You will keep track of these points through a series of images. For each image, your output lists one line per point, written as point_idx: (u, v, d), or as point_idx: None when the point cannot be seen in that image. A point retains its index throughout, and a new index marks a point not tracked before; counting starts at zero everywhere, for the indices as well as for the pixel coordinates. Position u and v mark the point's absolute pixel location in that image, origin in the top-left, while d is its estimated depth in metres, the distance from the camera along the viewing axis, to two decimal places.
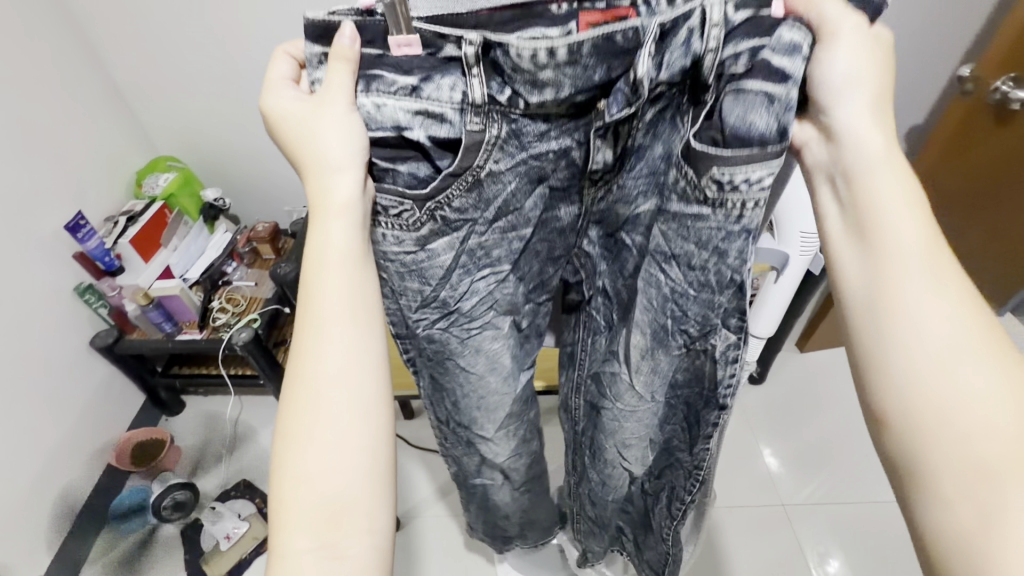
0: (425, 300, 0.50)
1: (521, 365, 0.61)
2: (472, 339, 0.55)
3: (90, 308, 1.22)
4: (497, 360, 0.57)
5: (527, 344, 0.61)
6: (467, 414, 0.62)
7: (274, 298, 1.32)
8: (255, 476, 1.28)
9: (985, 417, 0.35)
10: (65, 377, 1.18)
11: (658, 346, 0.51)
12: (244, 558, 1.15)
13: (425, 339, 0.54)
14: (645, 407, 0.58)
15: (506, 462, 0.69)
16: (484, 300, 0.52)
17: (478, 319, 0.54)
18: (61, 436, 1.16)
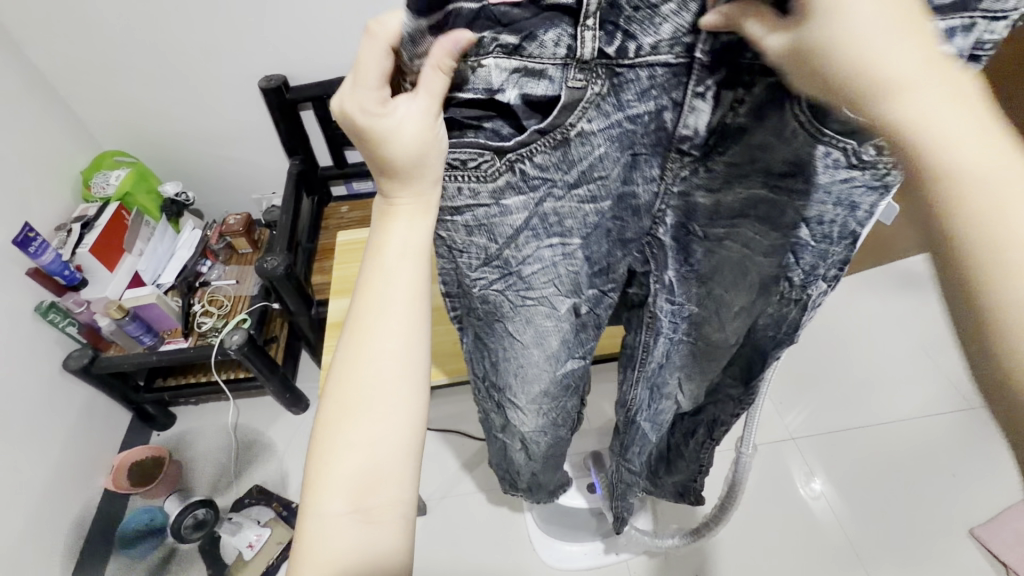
0: (486, 258, 0.46)
1: (571, 352, 0.57)
2: (525, 307, 0.50)
3: (57, 328, 1.11)
4: (545, 335, 0.53)
5: (583, 333, 0.56)
6: (504, 378, 0.58)
7: (259, 294, 1.25)
8: (268, 480, 1.23)
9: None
10: (45, 406, 1.08)
11: (760, 294, 0.52)
12: (272, 564, 1.11)
13: (478, 299, 0.50)
14: (724, 349, 0.58)
15: (528, 433, 0.66)
16: (547, 270, 0.48)
17: (535, 289, 0.49)
18: (52, 469, 1.07)
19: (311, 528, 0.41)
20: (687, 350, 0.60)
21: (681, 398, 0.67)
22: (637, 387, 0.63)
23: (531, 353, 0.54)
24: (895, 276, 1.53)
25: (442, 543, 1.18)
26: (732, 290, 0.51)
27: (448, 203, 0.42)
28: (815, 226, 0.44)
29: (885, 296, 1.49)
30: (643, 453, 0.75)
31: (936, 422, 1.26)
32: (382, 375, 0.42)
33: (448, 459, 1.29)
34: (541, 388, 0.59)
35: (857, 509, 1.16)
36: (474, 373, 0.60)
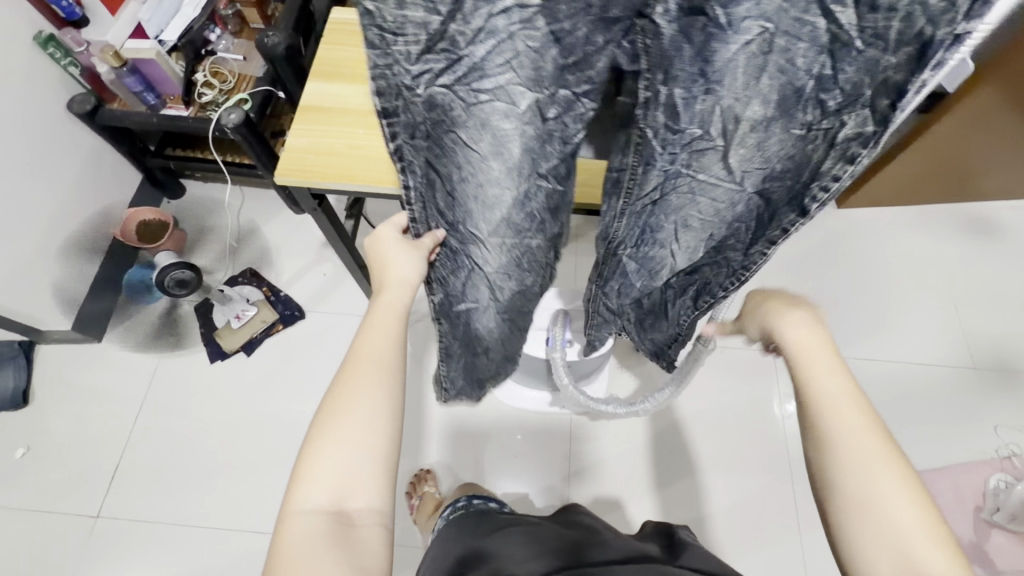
0: (427, 37, 0.35)
1: (537, 163, 0.45)
2: (478, 108, 0.40)
3: (57, 64, 1.07)
4: (505, 143, 0.43)
5: (550, 143, 0.44)
6: (461, 209, 0.49)
7: (265, 78, 1.17)
8: (261, 266, 1.32)
9: (862, 483, 0.46)
10: (51, 144, 1.10)
11: (781, 117, 0.41)
12: (256, 336, 1.24)
13: (424, 106, 0.40)
14: (727, 186, 0.48)
15: (492, 274, 0.57)
16: (503, 49, 0.37)
17: (487, 78, 0.39)
18: (60, 206, 1.13)
19: (289, 525, 0.47)
20: (684, 186, 0.49)
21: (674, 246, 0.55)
22: (625, 220, 0.52)
23: (493, 172, 0.45)
24: (957, 220, 1.39)
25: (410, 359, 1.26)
26: (747, 104, 0.41)
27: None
28: (867, 17, 0.34)
29: (936, 238, 1.37)
30: (622, 295, 0.64)
31: (930, 372, 1.23)
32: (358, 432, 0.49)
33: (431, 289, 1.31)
34: (498, 220, 0.50)
35: None
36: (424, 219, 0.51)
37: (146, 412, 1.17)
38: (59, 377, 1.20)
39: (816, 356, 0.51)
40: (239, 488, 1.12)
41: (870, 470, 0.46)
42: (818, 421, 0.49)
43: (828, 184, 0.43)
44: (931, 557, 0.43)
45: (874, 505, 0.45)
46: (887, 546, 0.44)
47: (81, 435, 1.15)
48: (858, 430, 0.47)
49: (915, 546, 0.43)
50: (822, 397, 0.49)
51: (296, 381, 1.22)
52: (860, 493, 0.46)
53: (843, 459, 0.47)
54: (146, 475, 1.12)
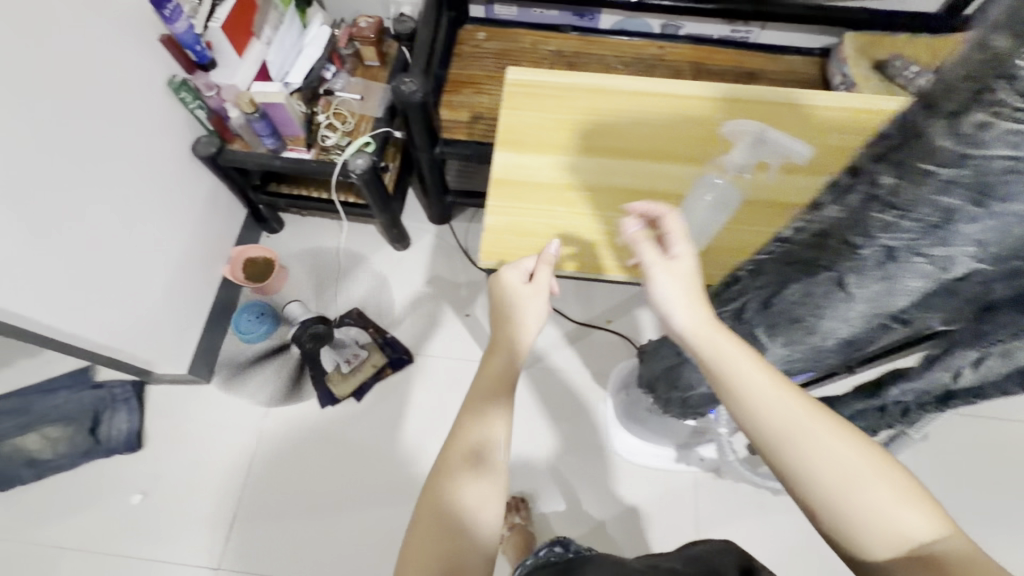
0: (924, 219, 0.34)
1: (909, 309, 0.44)
2: (898, 269, 0.38)
3: (186, 107, 1.05)
4: (892, 295, 0.42)
5: (940, 298, 0.42)
6: (788, 313, 0.50)
7: (384, 118, 1.15)
8: (366, 306, 1.29)
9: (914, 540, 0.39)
10: (175, 188, 1.08)
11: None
12: (366, 381, 1.21)
13: (848, 252, 0.39)
14: None
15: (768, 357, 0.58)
16: (982, 240, 0.34)
17: (938, 256, 0.36)
18: (180, 250, 1.11)
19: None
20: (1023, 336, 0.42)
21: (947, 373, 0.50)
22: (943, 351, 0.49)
23: (849, 312, 0.45)
24: None
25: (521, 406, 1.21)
26: None
27: (955, 146, 0.29)
28: None
29: None
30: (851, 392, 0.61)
31: None
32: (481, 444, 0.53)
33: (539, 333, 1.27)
34: (820, 334, 0.50)
35: None
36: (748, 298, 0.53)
37: (259, 458, 1.15)
38: (170, 420, 1.18)
39: (789, 413, 0.44)
40: (356, 541, 1.10)
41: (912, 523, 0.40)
42: (841, 486, 0.41)
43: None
44: (913, 522, 0.40)
45: (847, 486, 0.41)
46: (881, 527, 0.40)
47: (196, 481, 1.13)
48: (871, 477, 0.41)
49: (903, 518, 0.40)
50: (825, 451, 0.42)
51: (408, 427, 1.19)
52: (827, 480, 0.42)
53: (802, 452, 0.43)
54: (262, 525, 1.10)
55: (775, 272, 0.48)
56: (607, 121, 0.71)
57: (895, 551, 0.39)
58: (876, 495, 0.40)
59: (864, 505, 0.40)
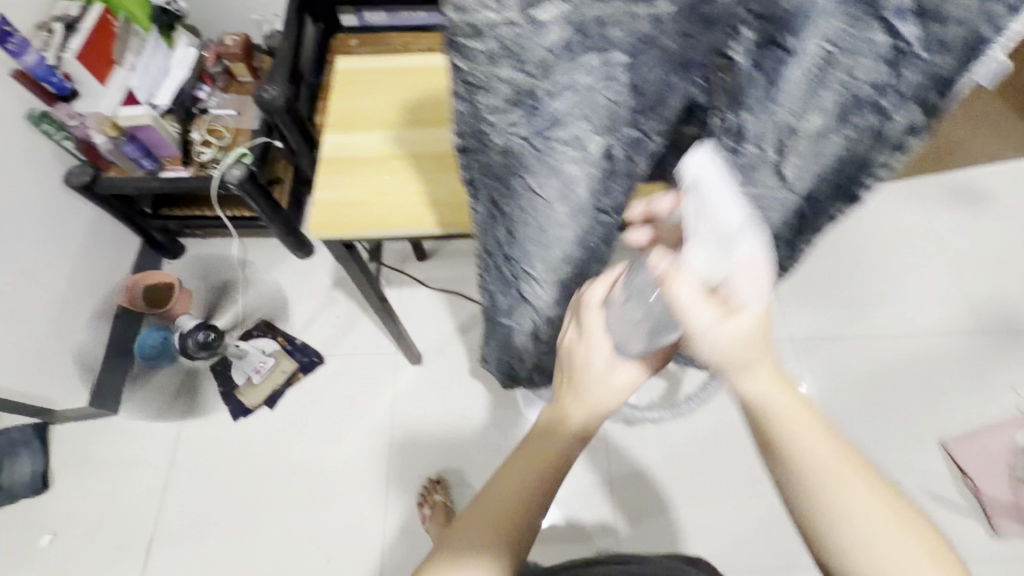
0: (514, 100, 0.30)
1: (603, 199, 0.41)
2: (546, 163, 0.35)
3: (52, 139, 1.07)
4: (572, 187, 0.38)
5: (615, 182, 0.40)
6: (519, 249, 0.46)
7: (260, 129, 1.18)
8: (273, 316, 1.30)
9: (886, 534, 0.37)
10: (49, 221, 1.08)
11: (837, 123, 0.36)
12: (277, 388, 1.23)
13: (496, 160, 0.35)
14: (777, 197, 0.43)
15: (546, 304, 0.55)
16: (582, 105, 0.31)
17: (562, 136, 0.34)
18: (63, 282, 1.11)
19: None
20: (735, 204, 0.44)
21: None
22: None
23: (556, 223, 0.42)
24: (944, 189, 1.44)
25: (434, 390, 1.24)
26: (803, 116, 0.35)
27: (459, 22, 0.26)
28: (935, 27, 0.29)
29: (925, 207, 1.43)
30: None
31: (940, 340, 1.27)
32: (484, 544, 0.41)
33: (446, 318, 1.30)
34: (553, 260, 0.47)
35: (841, 409, 1.22)
36: (484, 247, 0.48)
37: (174, 479, 1.15)
38: (78, 455, 1.17)
39: (807, 419, 0.40)
40: (278, 545, 1.10)
41: (894, 532, 0.37)
42: (824, 471, 0.39)
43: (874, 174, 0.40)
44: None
45: (881, 546, 0.37)
46: None
47: (109, 512, 1.12)
48: (861, 472, 0.39)
49: None
50: (813, 443, 0.39)
51: (323, 427, 1.20)
52: (857, 538, 0.37)
53: (852, 500, 0.38)
54: (181, 543, 1.10)
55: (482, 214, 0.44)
56: (435, 96, 0.75)
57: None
58: (867, 499, 0.38)
59: (830, 493, 0.38)
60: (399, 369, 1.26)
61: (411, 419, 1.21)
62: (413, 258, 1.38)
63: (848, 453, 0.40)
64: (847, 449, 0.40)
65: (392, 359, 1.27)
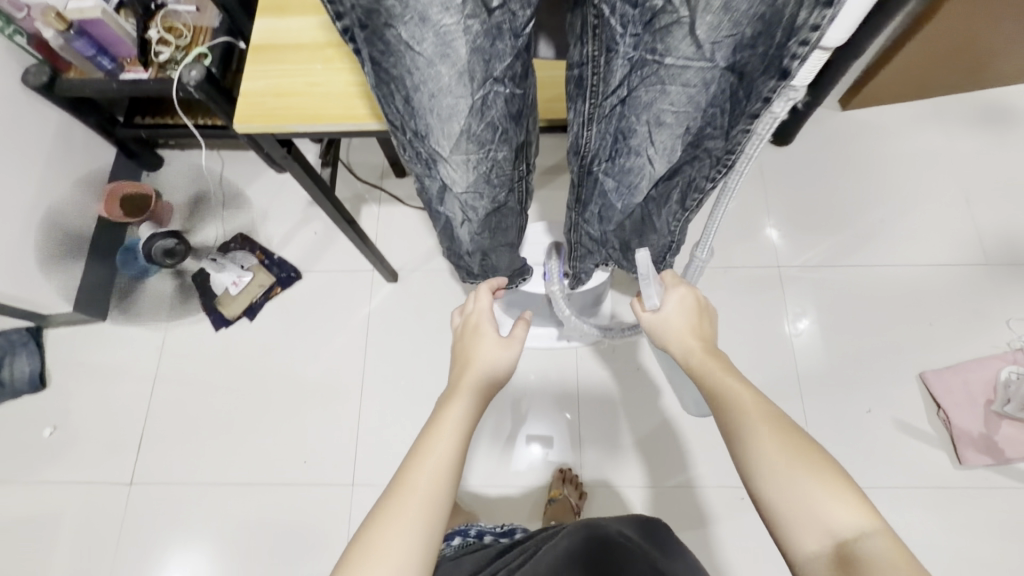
0: None
1: (498, 63, 0.37)
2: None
3: (3, 34, 1.03)
4: (450, 40, 0.35)
5: (502, 40, 0.35)
6: (420, 123, 0.42)
7: (222, 28, 1.10)
8: (251, 231, 1.30)
9: (786, 473, 0.48)
10: (12, 124, 1.06)
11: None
12: (256, 301, 1.24)
13: None
14: (697, 69, 0.39)
15: (462, 195, 0.51)
16: None
17: None
18: (34, 189, 1.11)
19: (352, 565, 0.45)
20: (654, 74, 0.40)
21: (650, 152, 0.48)
22: (595, 127, 0.46)
23: (445, 85, 0.38)
24: (973, 110, 1.31)
25: (410, 308, 1.24)
26: None
27: None
28: None
29: (947, 130, 1.31)
30: (608, 220, 0.61)
31: (940, 272, 1.21)
32: (430, 495, 0.49)
33: (424, 237, 1.28)
34: (458, 139, 0.43)
35: (826, 341, 1.18)
36: (390, 123, 0.45)
37: (162, 382, 1.20)
38: (71, 358, 1.22)
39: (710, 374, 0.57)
40: (260, 446, 1.16)
41: (803, 471, 0.47)
42: (737, 427, 0.52)
43: (807, 37, 0.34)
44: (846, 521, 0.45)
45: (794, 489, 0.47)
46: (814, 527, 0.46)
47: (104, 410, 1.19)
48: (770, 427, 0.51)
49: (836, 518, 0.45)
50: (735, 408, 0.53)
51: (301, 341, 1.23)
52: (770, 473, 0.49)
53: (759, 444, 0.50)
54: (170, 441, 1.16)
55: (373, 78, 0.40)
56: None
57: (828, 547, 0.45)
58: (772, 442, 0.50)
59: (756, 446, 0.50)
60: (376, 286, 1.26)
61: (387, 335, 1.22)
62: (392, 174, 1.33)
63: (756, 408, 0.52)
64: (757, 402, 0.53)
65: (368, 276, 1.27)
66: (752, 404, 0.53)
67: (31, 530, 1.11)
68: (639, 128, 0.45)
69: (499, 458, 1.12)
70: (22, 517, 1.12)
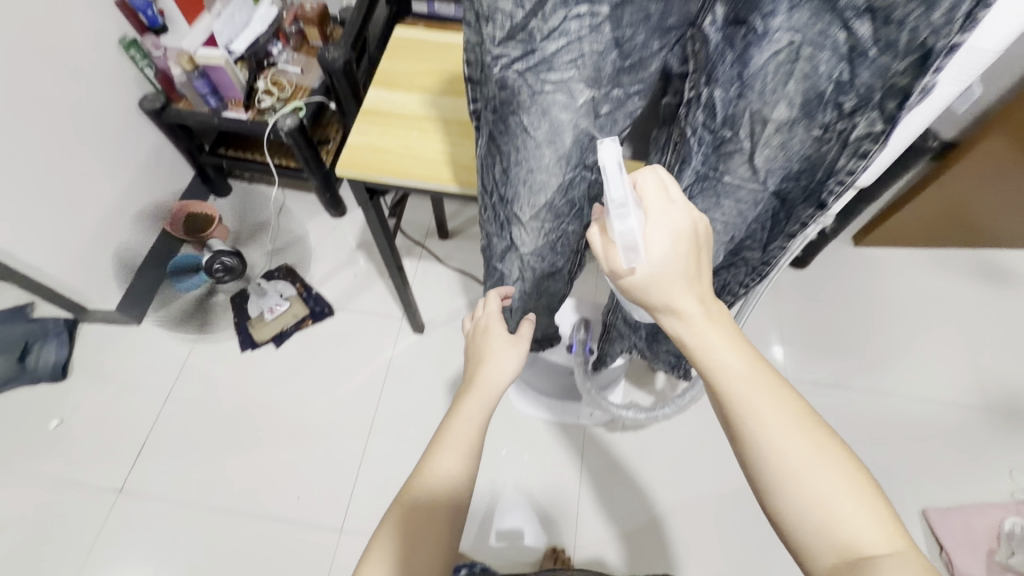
0: (510, 30, 0.36)
1: (592, 154, 0.46)
2: (541, 100, 0.40)
3: (135, 66, 1.18)
4: (560, 133, 0.43)
5: (600, 139, 0.44)
6: (512, 191, 0.50)
7: (320, 89, 1.28)
8: (296, 263, 1.38)
9: (803, 461, 0.39)
10: (119, 136, 1.20)
11: (802, 119, 0.39)
12: (286, 329, 1.30)
13: (495, 86, 0.40)
14: (748, 190, 0.47)
15: (527, 256, 0.58)
16: (572, 50, 0.37)
17: (557, 73, 0.38)
18: (117, 194, 1.22)
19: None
20: (711, 189, 0.49)
21: None
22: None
23: (543, 168, 0.46)
24: (974, 264, 1.42)
25: (430, 359, 1.28)
26: (773, 107, 0.39)
27: None
28: (882, 28, 0.32)
29: (950, 279, 1.41)
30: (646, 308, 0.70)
31: (943, 409, 1.25)
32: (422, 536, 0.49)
33: (455, 296, 1.35)
34: (540, 210, 0.51)
35: None
36: (484, 187, 0.53)
37: (178, 392, 1.23)
38: (96, 355, 1.26)
39: (717, 344, 0.42)
40: (257, 472, 1.16)
41: (814, 464, 0.39)
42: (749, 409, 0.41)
43: (843, 179, 0.42)
44: (872, 536, 0.37)
45: (809, 484, 0.38)
46: (829, 532, 0.37)
47: (115, 411, 1.20)
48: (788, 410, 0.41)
49: (858, 520, 0.37)
50: (742, 388, 0.41)
51: (319, 374, 1.26)
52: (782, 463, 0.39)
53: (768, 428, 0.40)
54: (171, 453, 1.16)
55: (484, 151, 0.49)
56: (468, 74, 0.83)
57: (849, 561, 0.36)
58: (788, 434, 0.40)
59: (769, 435, 0.40)
60: (401, 334, 1.31)
61: (403, 383, 1.25)
62: (435, 234, 1.44)
63: (768, 390, 0.41)
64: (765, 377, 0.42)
65: (396, 323, 1.33)
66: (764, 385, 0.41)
67: (8, 521, 1.09)
68: None
69: (492, 527, 1.10)
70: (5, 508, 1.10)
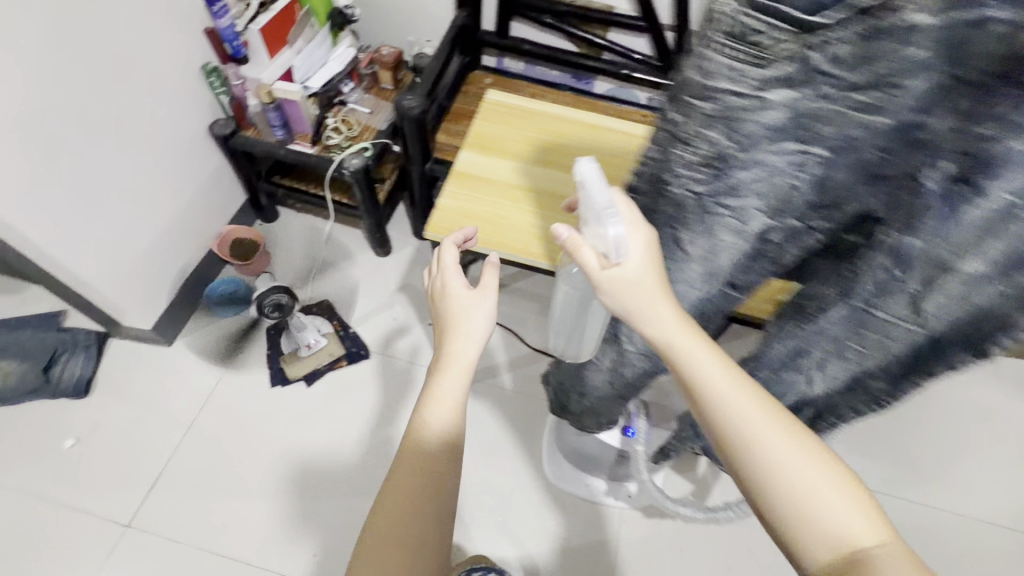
0: (712, 154, 0.42)
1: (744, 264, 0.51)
2: (716, 212, 0.46)
3: (212, 91, 1.21)
4: (722, 241, 0.49)
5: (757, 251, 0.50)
6: None
7: (386, 131, 1.28)
8: (336, 299, 1.36)
9: (786, 465, 0.44)
10: (184, 157, 1.20)
11: (982, 273, 0.41)
12: (319, 367, 1.25)
13: (676, 195, 0.47)
14: (897, 327, 0.48)
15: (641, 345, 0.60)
16: (762, 174, 0.43)
17: (739, 194, 0.45)
18: (173, 214, 1.21)
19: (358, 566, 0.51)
20: (853, 316, 0.49)
21: (815, 373, 0.56)
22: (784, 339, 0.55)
23: (692, 268, 0.52)
24: None
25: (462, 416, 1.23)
26: (950, 255, 0.42)
27: (701, 83, 0.39)
28: None
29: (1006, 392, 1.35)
30: None
31: (998, 533, 1.18)
32: (410, 515, 0.51)
33: (495, 352, 1.32)
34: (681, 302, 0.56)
35: None
36: None
37: (201, 422, 1.17)
38: (121, 373, 1.22)
39: (694, 351, 0.48)
40: (271, 520, 1.09)
41: (798, 468, 0.44)
42: (728, 410, 0.46)
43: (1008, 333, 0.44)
44: (857, 526, 0.42)
45: (801, 487, 0.44)
46: (818, 525, 0.43)
47: (132, 435, 1.15)
48: (761, 413, 0.46)
49: (838, 516, 0.42)
50: (718, 388, 0.47)
51: (348, 419, 1.21)
52: (767, 460, 0.45)
53: (752, 431, 0.45)
54: (184, 489, 1.10)
55: None
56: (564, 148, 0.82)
57: (838, 554, 0.42)
58: (764, 435, 0.45)
59: (751, 433, 0.45)
60: None
61: None
62: None
63: (748, 393, 0.47)
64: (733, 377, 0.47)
65: None
66: (742, 390, 0.47)
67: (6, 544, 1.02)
68: (816, 355, 0.54)
69: None
70: (6, 531, 1.04)
